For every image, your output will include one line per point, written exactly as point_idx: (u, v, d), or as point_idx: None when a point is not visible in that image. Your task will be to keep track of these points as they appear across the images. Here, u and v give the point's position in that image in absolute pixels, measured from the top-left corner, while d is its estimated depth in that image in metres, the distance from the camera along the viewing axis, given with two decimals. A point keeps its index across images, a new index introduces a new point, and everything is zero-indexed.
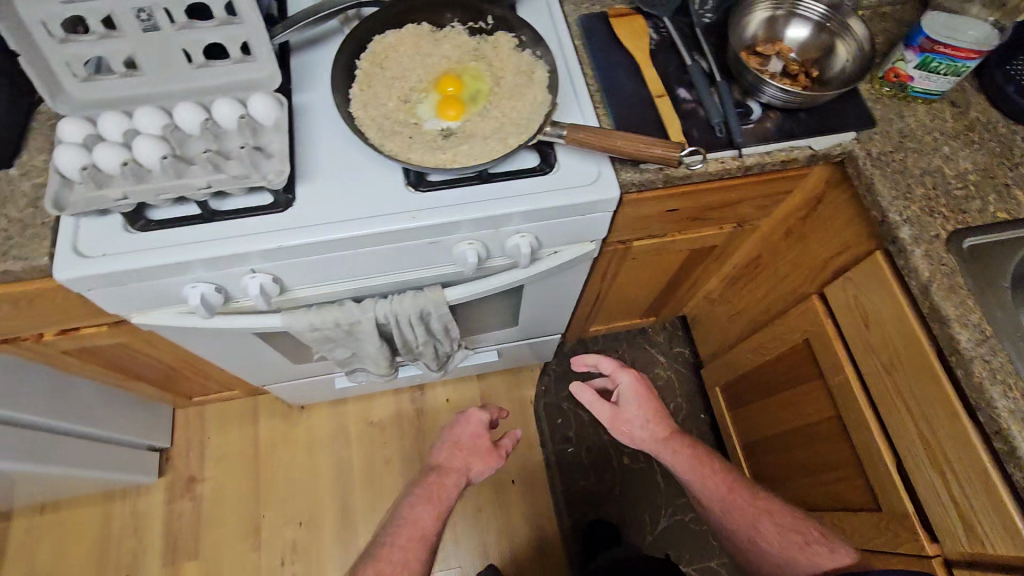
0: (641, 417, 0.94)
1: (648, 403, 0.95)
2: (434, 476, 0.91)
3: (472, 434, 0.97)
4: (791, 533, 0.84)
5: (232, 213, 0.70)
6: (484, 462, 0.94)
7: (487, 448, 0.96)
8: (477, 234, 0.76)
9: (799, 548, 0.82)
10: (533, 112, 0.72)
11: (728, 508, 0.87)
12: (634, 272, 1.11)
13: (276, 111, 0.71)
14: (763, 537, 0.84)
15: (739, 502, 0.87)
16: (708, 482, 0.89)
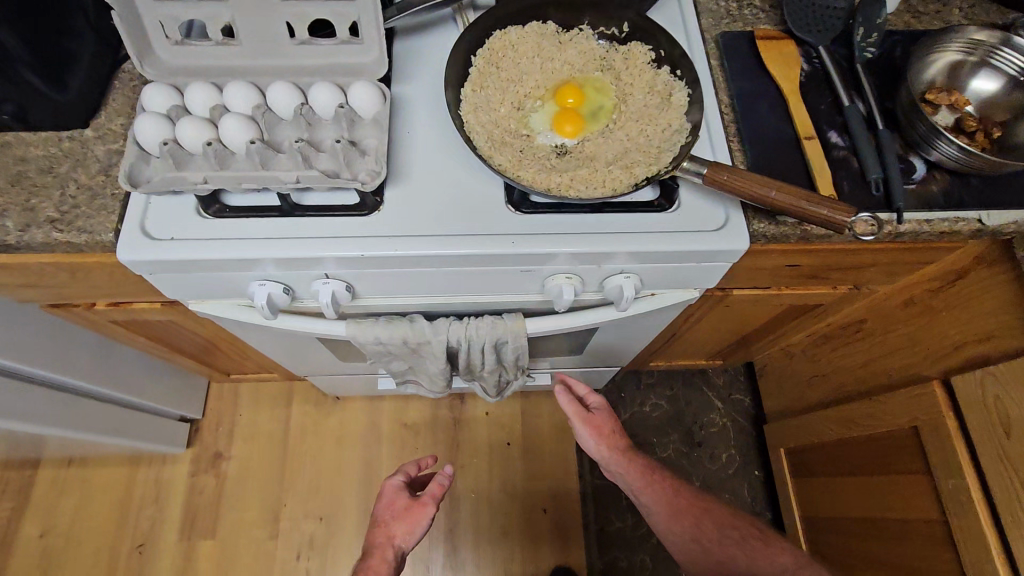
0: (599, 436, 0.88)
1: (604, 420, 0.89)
2: (362, 565, 0.81)
3: (395, 496, 0.88)
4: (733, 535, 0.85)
5: (314, 211, 0.63)
6: (406, 517, 0.85)
7: (406, 505, 0.87)
8: (576, 268, 0.68)
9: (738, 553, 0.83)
10: (666, 142, 0.62)
11: (664, 510, 0.86)
12: (721, 319, 1.01)
13: (376, 103, 0.63)
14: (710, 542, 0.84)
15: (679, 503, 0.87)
16: (651, 491, 0.87)
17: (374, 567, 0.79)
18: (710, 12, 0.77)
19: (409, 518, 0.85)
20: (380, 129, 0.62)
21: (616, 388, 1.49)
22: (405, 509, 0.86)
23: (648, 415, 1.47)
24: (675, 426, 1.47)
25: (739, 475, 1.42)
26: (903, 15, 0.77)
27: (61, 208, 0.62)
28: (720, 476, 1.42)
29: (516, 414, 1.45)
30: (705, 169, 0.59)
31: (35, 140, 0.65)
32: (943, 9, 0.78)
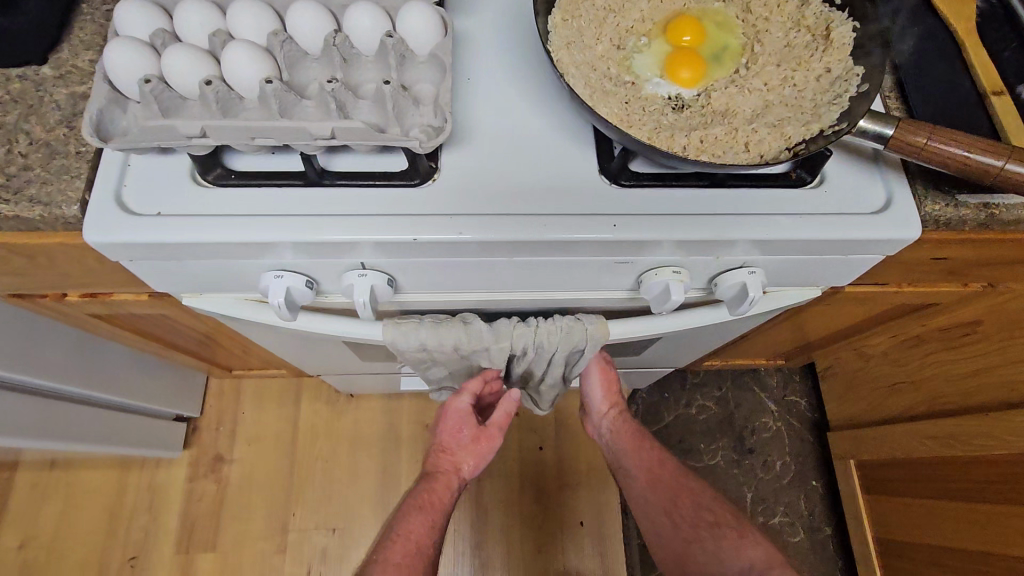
0: (598, 398, 0.78)
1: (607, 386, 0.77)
2: (422, 485, 0.74)
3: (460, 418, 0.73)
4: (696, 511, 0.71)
5: (349, 179, 0.48)
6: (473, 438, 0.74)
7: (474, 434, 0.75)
8: (687, 259, 0.52)
9: (698, 531, 0.69)
10: (827, 94, 0.46)
11: (644, 475, 0.75)
12: (810, 319, 0.85)
13: (436, 33, 0.46)
14: (671, 514, 0.71)
15: (658, 473, 0.74)
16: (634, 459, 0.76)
17: (436, 493, 0.72)
18: None
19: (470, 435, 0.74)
20: (440, 69, 0.46)
21: (659, 388, 1.35)
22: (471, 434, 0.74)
23: (695, 418, 1.33)
24: (724, 430, 1.32)
25: (796, 486, 1.28)
26: None
27: (9, 171, 0.46)
28: (775, 487, 1.28)
29: (549, 415, 1.31)
30: (893, 130, 0.43)
31: None
32: None
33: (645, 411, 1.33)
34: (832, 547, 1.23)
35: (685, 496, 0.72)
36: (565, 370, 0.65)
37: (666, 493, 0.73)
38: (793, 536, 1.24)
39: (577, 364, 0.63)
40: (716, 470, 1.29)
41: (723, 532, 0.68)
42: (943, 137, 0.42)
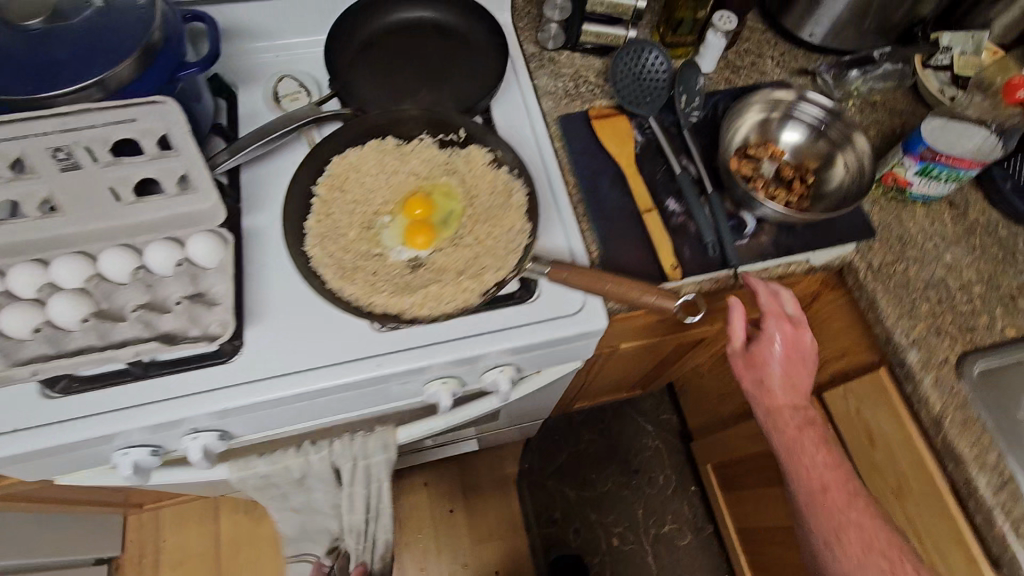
0: (779, 385, 0.69)
1: (795, 373, 0.70)
2: None
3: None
4: (825, 518, 0.68)
5: (168, 368, 0.62)
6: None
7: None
8: (450, 372, 0.68)
9: (856, 542, 0.65)
10: (511, 242, 0.65)
11: (810, 453, 0.68)
12: (616, 365, 1.04)
13: (221, 252, 0.62)
14: (820, 503, 0.68)
15: (812, 464, 0.69)
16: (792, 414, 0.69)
17: None
18: (549, 94, 0.82)
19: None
20: (227, 277, 0.61)
21: (549, 432, 1.51)
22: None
23: (585, 452, 1.50)
24: (611, 457, 1.49)
25: (677, 494, 1.46)
26: (724, 72, 0.85)
27: None
28: (662, 498, 1.46)
29: (456, 478, 1.45)
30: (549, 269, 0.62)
31: None
32: (756, 61, 0.87)
33: (537, 456, 1.50)
34: (715, 540, 1.42)
35: (849, 495, 0.67)
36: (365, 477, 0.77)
37: (827, 493, 0.68)
38: (683, 538, 1.42)
39: (374, 472, 0.77)
40: (608, 496, 1.46)
41: (892, 552, 0.64)
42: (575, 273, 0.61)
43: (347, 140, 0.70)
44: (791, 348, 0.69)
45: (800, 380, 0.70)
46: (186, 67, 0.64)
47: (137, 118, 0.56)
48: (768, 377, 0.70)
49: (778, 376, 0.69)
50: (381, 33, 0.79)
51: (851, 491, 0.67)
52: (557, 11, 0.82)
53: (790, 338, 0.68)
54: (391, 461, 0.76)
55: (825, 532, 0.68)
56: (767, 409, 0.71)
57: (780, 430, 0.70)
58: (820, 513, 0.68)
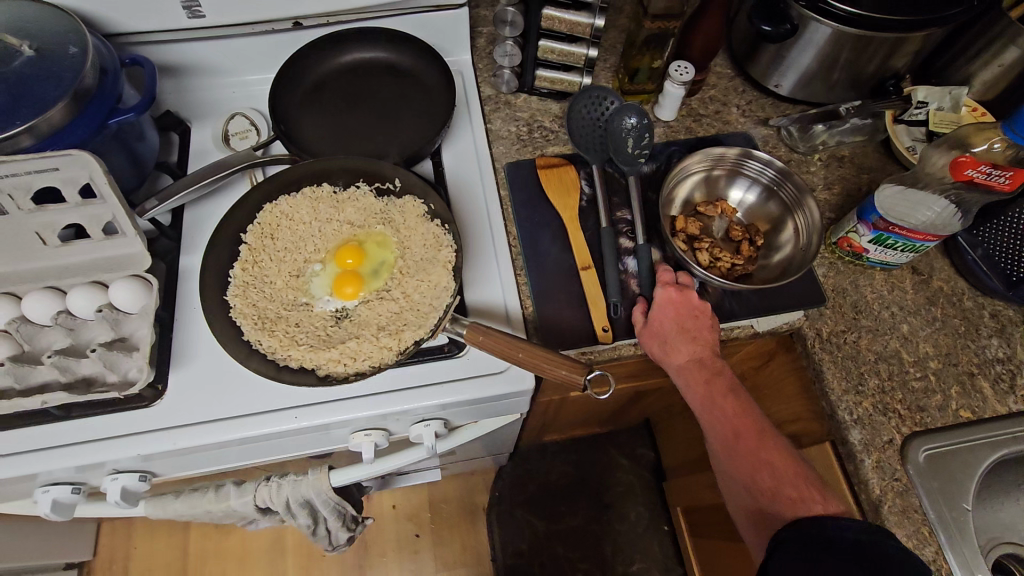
0: (681, 347, 0.65)
1: (690, 331, 0.66)
2: None
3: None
4: (745, 461, 0.61)
5: (87, 411, 0.62)
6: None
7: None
8: (373, 425, 0.67)
9: (769, 479, 0.59)
10: (434, 300, 0.64)
11: (718, 405, 0.63)
12: (575, 408, 1.02)
13: (144, 297, 0.62)
14: (736, 442, 0.62)
15: (723, 415, 0.63)
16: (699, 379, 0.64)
17: None
18: (502, 139, 0.82)
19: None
20: (148, 323, 0.62)
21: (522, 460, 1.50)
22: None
23: (557, 484, 1.47)
24: (583, 490, 1.47)
25: (649, 533, 1.42)
26: (686, 120, 0.85)
27: None
28: (633, 537, 1.42)
29: (425, 502, 1.45)
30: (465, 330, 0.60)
31: None
32: (721, 109, 0.86)
33: (510, 485, 1.46)
34: None
35: (765, 444, 0.61)
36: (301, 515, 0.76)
37: (739, 439, 0.62)
38: None
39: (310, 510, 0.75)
40: (577, 531, 1.43)
41: (799, 481, 0.58)
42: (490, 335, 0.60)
43: (285, 185, 0.70)
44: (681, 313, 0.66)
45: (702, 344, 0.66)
46: (118, 113, 0.64)
47: (60, 167, 0.58)
48: (670, 349, 0.65)
49: (676, 343, 0.65)
50: (334, 73, 0.81)
51: (762, 431, 0.62)
52: (508, 58, 0.80)
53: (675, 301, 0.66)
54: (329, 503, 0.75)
55: (741, 477, 0.61)
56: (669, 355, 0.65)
57: (690, 383, 0.65)
58: (737, 454, 0.62)
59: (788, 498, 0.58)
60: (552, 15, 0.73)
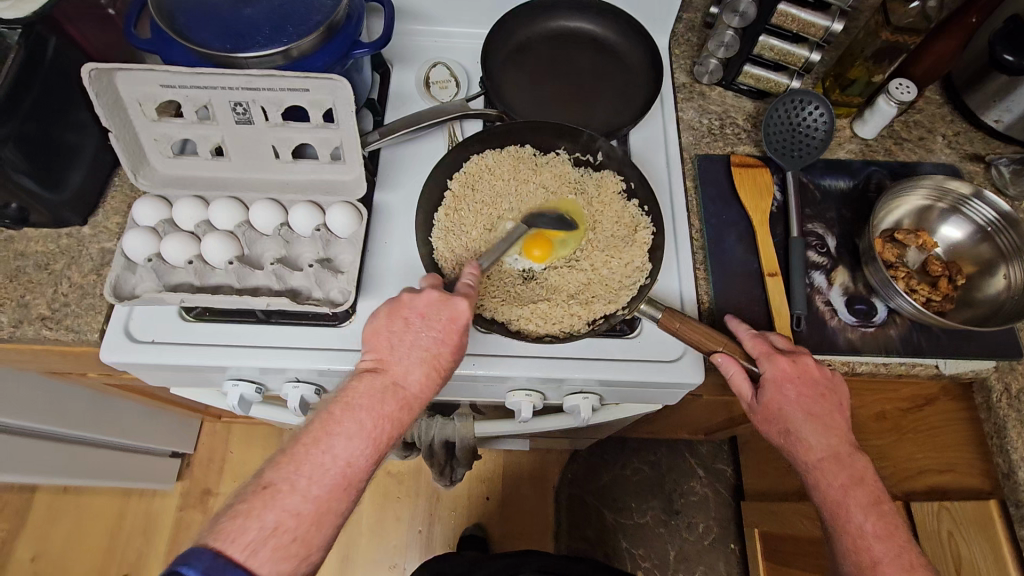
0: (801, 416, 0.60)
1: (815, 396, 0.61)
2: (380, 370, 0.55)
3: (363, 393, 0.53)
4: (854, 552, 0.57)
5: (286, 319, 0.66)
6: (294, 512, 0.48)
7: (384, 385, 0.54)
8: (535, 386, 0.69)
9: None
10: (625, 278, 0.66)
11: (835, 466, 0.59)
12: (688, 410, 1.00)
13: (355, 225, 0.66)
14: (841, 519, 0.58)
15: (830, 486, 0.59)
16: (821, 442, 0.60)
17: (374, 395, 0.53)
18: (692, 129, 0.80)
19: (334, 467, 0.50)
20: (355, 250, 0.65)
21: (598, 449, 1.51)
22: (355, 411, 0.52)
23: (630, 479, 1.47)
24: (655, 491, 1.46)
25: (715, 548, 1.41)
26: (886, 141, 0.80)
27: (54, 305, 0.66)
28: (698, 547, 1.41)
29: (499, 468, 1.48)
30: (661, 314, 0.63)
31: (37, 236, 0.69)
32: (925, 136, 0.81)
33: (583, 470, 1.48)
34: None
35: (897, 523, 0.57)
36: (436, 450, 0.82)
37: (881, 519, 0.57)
38: None
39: (447, 447, 0.82)
40: (644, 528, 1.43)
41: None
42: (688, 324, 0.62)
43: (490, 140, 0.72)
44: (802, 378, 0.61)
45: (825, 410, 0.61)
46: (359, 47, 0.65)
47: (311, 89, 0.61)
48: (792, 424, 0.61)
49: (798, 416, 0.60)
50: (538, 38, 0.81)
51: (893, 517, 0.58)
52: (722, 48, 0.79)
53: (791, 374, 0.61)
54: (468, 446, 0.81)
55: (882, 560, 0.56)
56: (786, 426, 0.61)
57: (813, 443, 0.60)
58: (840, 533, 0.58)
59: None
60: (788, 12, 0.70)
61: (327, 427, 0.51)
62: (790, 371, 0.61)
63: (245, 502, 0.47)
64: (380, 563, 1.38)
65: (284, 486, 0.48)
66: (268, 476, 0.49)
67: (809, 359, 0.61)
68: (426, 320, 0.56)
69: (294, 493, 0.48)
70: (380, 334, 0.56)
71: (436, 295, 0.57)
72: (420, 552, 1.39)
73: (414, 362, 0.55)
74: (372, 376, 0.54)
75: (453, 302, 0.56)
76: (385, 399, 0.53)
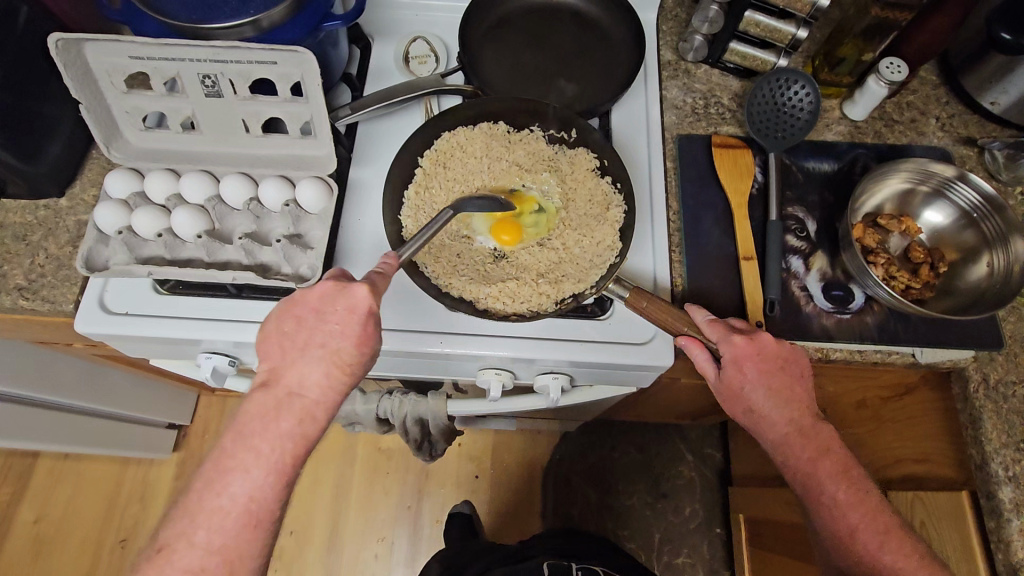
0: (762, 393, 0.60)
1: (775, 371, 0.60)
2: (270, 388, 0.55)
3: (254, 420, 0.53)
4: (831, 522, 0.59)
5: (257, 294, 0.66)
6: (195, 567, 0.50)
7: (278, 401, 0.54)
8: (504, 366, 0.69)
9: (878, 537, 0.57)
10: (595, 257, 0.66)
11: (800, 438, 0.60)
12: (669, 394, 0.99)
13: (325, 200, 0.65)
14: (814, 490, 0.60)
15: (798, 460, 0.60)
16: (784, 417, 0.60)
17: (265, 412, 0.54)
18: (675, 108, 0.78)
19: (236, 508, 0.52)
20: (324, 226, 0.65)
21: (588, 431, 1.51)
22: (248, 443, 0.53)
23: (618, 461, 1.48)
24: (643, 474, 1.47)
25: (700, 531, 1.42)
26: (876, 123, 0.78)
27: (30, 276, 0.67)
28: (684, 530, 1.42)
29: (488, 448, 1.49)
30: (628, 294, 0.62)
31: (15, 207, 0.70)
32: (917, 118, 0.79)
33: (572, 451, 1.49)
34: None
35: (862, 486, 0.59)
36: (412, 428, 0.83)
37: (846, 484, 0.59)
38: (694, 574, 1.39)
39: (423, 425, 0.83)
40: (630, 510, 1.44)
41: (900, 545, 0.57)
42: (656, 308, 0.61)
43: (464, 117, 0.71)
44: (761, 355, 0.60)
45: (786, 383, 0.61)
46: (331, 19, 0.63)
47: (279, 61, 0.60)
48: (755, 402, 0.61)
49: (760, 393, 0.60)
50: (519, 12, 0.80)
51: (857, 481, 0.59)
52: (707, 24, 0.78)
53: (750, 352, 0.59)
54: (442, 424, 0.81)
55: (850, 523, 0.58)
56: (750, 404, 0.61)
57: (777, 418, 0.60)
58: (814, 504, 0.60)
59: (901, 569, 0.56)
60: None
61: (223, 465, 0.52)
62: (750, 349, 0.60)
63: (145, 570, 0.50)
64: (368, 536, 1.40)
65: (180, 543, 0.51)
66: (164, 537, 0.51)
67: (766, 335, 0.60)
68: (322, 316, 0.55)
69: (193, 547, 0.50)
70: (270, 346, 0.56)
71: (329, 288, 0.55)
72: (408, 526, 1.42)
73: (311, 362, 0.54)
74: (260, 394, 0.55)
75: (351, 290, 0.55)
76: (289, 406, 0.54)
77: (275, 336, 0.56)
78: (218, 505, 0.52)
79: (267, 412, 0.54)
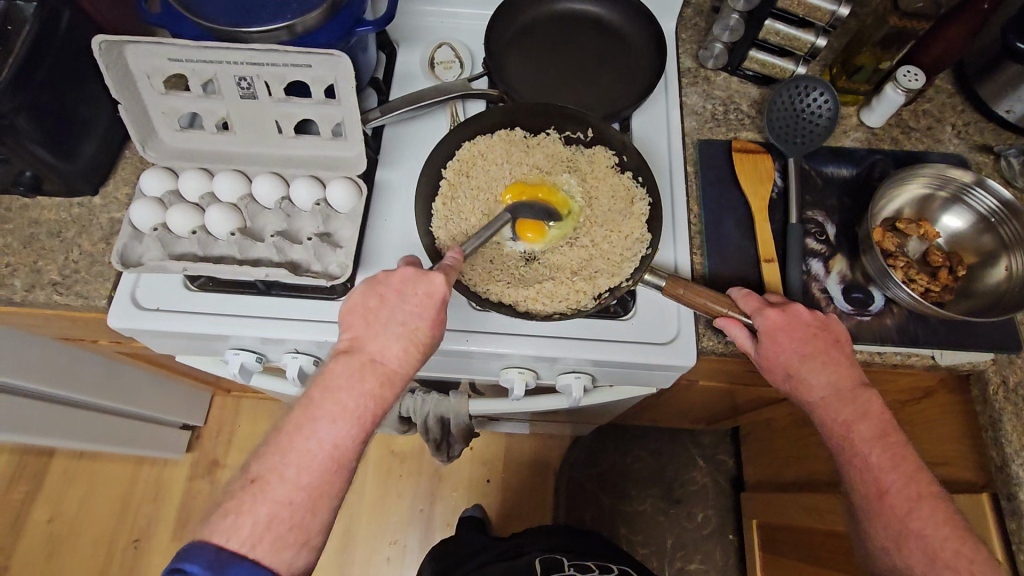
0: (797, 360, 0.61)
1: (808, 338, 0.61)
2: (351, 358, 0.55)
3: (341, 375, 0.54)
4: (861, 481, 0.58)
5: (287, 292, 0.68)
6: (285, 503, 0.50)
7: (360, 366, 0.55)
8: (528, 364, 0.70)
9: (915, 501, 0.55)
10: (620, 257, 0.67)
11: (837, 402, 0.60)
12: (683, 399, 1.00)
13: (355, 199, 0.67)
14: (847, 451, 0.59)
15: (833, 422, 0.60)
16: (821, 381, 0.60)
17: (350, 379, 0.54)
18: (695, 114, 0.79)
19: (322, 452, 0.52)
20: (354, 224, 0.67)
21: (600, 436, 1.51)
22: (333, 398, 0.53)
23: (630, 466, 1.48)
24: (655, 480, 1.47)
25: (713, 537, 1.42)
26: (893, 130, 0.79)
27: (65, 272, 0.68)
28: (696, 536, 1.42)
29: (500, 452, 1.50)
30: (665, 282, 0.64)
31: (50, 205, 0.71)
32: (934, 125, 0.80)
33: (584, 456, 1.49)
34: None
35: (903, 451, 0.58)
36: (433, 426, 0.84)
37: (885, 449, 0.57)
38: None
39: (444, 423, 0.83)
40: (643, 515, 1.44)
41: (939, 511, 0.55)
42: (695, 293, 0.63)
43: (490, 120, 0.72)
44: (793, 324, 0.61)
45: (821, 350, 0.61)
46: (363, 24, 0.64)
47: (312, 65, 0.62)
48: (790, 368, 0.61)
49: (795, 360, 0.60)
50: (542, 20, 0.82)
51: (897, 446, 0.58)
52: (728, 31, 0.80)
53: (781, 322, 0.61)
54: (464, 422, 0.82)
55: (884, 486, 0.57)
56: (786, 373, 0.61)
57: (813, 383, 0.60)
58: (846, 467, 0.59)
59: (940, 535, 0.54)
60: None
61: (310, 412, 0.53)
62: (781, 318, 0.61)
63: (235, 500, 0.50)
64: (381, 538, 1.41)
65: (271, 477, 0.50)
66: (256, 470, 0.51)
67: (799, 307, 0.62)
68: (403, 296, 0.57)
69: (288, 481, 0.51)
70: (353, 320, 0.57)
71: (411, 272, 0.57)
72: (420, 529, 1.42)
73: (391, 338, 0.56)
74: (339, 363, 0.55)
75: (430, 277, 0.57)
76: (368, 377, 0.54)
77: (359, 309, 0.57)
78: (305, 447, 0.52)
79: (349, 376, 0.54)
